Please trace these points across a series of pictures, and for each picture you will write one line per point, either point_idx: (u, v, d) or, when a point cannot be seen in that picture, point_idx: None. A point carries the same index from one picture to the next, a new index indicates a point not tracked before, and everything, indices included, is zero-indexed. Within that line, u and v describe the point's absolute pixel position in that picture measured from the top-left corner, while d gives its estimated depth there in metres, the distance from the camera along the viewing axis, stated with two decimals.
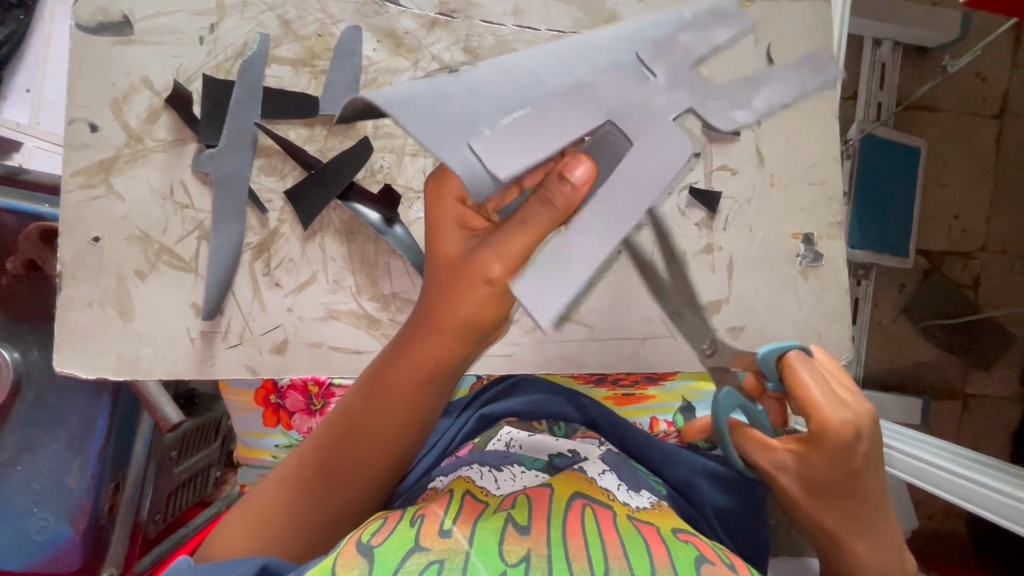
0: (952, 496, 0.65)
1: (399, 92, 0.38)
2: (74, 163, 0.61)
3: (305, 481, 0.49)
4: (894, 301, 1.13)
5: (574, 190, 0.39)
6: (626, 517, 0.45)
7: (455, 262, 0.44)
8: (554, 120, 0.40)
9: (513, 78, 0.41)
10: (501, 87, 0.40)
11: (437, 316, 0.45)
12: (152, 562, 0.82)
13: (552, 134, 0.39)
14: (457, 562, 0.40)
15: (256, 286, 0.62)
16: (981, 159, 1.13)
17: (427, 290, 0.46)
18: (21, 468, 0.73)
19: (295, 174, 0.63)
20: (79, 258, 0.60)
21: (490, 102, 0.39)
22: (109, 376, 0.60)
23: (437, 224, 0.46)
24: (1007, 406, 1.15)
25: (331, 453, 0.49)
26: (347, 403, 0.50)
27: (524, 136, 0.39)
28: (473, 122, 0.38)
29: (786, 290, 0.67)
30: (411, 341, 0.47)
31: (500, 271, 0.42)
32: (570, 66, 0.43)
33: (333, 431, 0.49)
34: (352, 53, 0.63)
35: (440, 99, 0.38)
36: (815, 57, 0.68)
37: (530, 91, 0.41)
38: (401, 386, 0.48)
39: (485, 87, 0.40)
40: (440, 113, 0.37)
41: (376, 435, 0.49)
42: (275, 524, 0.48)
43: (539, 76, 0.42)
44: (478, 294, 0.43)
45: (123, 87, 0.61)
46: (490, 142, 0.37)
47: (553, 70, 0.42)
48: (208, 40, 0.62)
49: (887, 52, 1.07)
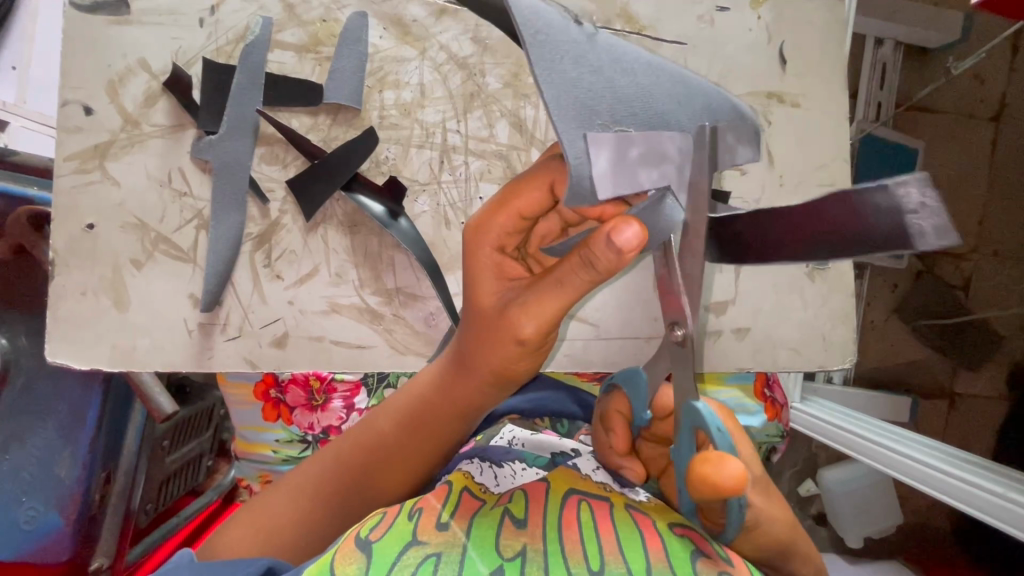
0: (946, 497, 0.68)
1: (575, 69, 0.33)
2: (68, 147, 0.59)
3: (322, 495, 0.48)
4: (886, 301, 1.15)
5: (618, 256, 0.34)
6: (624, 507, 0.43)
7: (488, 313, 0.41)
8: (647, 157, 0.35)
9: (577, 80, 0.33)
10: (631, 93, 0.35)
11: (479, 358, 0.44)
12: (143, 552, 0.81)
13: (638, 165, 0.34)
14: (454, 556, 0.39)
15: (257, 277, 0.61)
16: (978, 161, 1.14)
17: (467, 335, 0.44)
18: (10, 456, 0.71)
19: (297, 164, 0.61)
20: (72, 245, 0.58)
21: (603, 99, 0.33)
22: (105, 367, 0.59)
23: (470, 269, 0.42)
24: (990, 406, 1.13)
25: (354, 479, 0.48)
26: (373, 426, 0.49)
27: (631, 159, 0.34)
28: (592, 115, 0.33)
29: (792, 291, 0.67)
30: (447, 380, 0.47)
31: (532, 331, 0.39)
32: (606, 71, 0.34)
33: (355, 458, 0.49)
34: (359, 40, 0.61)
35: (587, 93, 0.33)
36: (828, 56, 0.67)
37: (636, 108, 0.35)
38: (438, 419, 0.48)
39: (580, 91, 0.33)
40: (570, 76, 0.32)
41: (398, 463, 0.49)
42: (287, 536, 0.47)
43: (660, 96, 0.36)
44: (511, 350, 0.41)
45: (119, 69, 0.59)
46: (603, 142, 0.33)
47: (598, 63, 0.34)
48: (209, 22, 0.60)
49: (889, 51, 1.08)
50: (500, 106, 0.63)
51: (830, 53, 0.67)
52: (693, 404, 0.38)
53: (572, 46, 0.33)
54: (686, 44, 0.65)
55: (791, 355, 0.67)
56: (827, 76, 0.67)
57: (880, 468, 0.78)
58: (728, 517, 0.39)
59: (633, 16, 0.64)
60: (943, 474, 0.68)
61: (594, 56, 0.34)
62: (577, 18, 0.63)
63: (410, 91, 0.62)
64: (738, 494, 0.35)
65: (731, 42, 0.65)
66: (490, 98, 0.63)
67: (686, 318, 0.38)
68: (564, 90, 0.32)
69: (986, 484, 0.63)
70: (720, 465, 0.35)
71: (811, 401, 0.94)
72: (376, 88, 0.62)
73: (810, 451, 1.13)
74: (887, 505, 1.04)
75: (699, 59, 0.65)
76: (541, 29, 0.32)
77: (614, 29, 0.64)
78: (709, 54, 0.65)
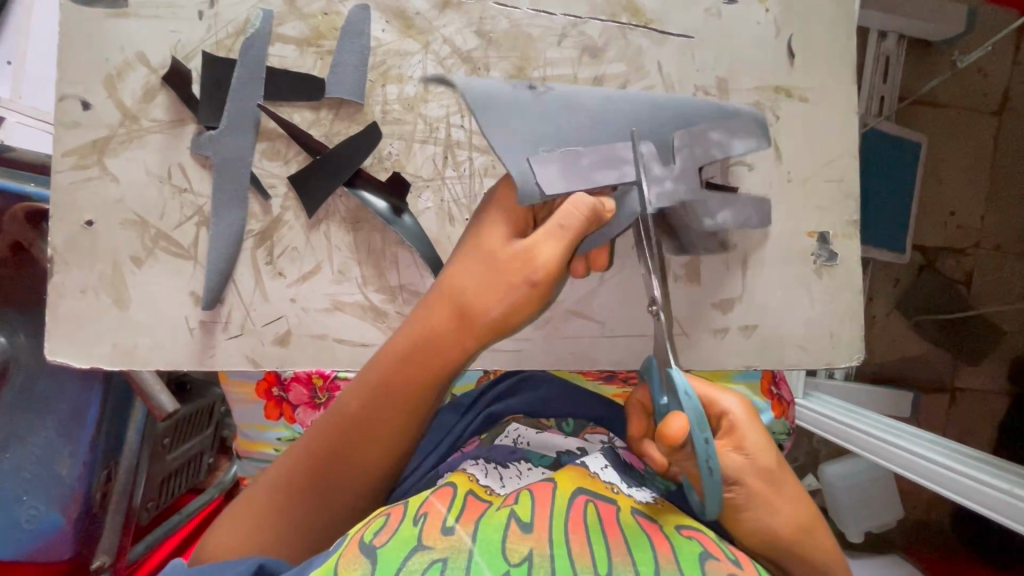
0: (952, 495, 0.67)
1: (534, 126, 0.51)
2: (66, 143, 0.58)
3: (299, 485, 0.47)
4: (888, 296, 1.14)
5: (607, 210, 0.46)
6: (629, 512, 0.43)
7: (494, 263, 0.46)
8: (597, 162, 0.51)
9: (535, 129, 0.51)
10: (579, 128, 0.52)
11: (467, 311, 0.45)
12: (145, 550, 0.80)
13: (590, 169, 0.50)
14: (460, 562, 0.38)
15: (259, 275, 0.60)
16: (979, 156, 1.13)
17: (455, 289, 0.46)
18: (11, 454, 0.71)
19: (299, 159, 0.60)
20: (72, 242, 0.58)
21: (554, 134, 0.52)
22: (105, 366, 0.59)
23: (489, 226, 0.48)
24: (991, 400, 1.14)
25: (328, 457, 0.47)
26: (343, 400, 0.48)
27: (578, 166, 0.50)
28: (537, 146, 0.51)
29: (799, 288, 0.66)
30: (426, 338, 0.46)
31: (543, 275, 0.44)
32: (560, 115, 0.52)
33: (327, 437, 0.47)
34: (361, 34, 0.60)
35: (540, 137, 0.51)
36: (837, 49, 0.66)
37: (589, 136, 0.52)
38: (411, 379, 0.47)
39: (535, 135, 0.51)
40: (522, 126, 0.51)
41: (371, 436, 0.47)
42: (270, 525, 0.46)
43: (612, 120, 0.53)
44: (512, 295, 0.45)
45: (117, 63, 0.58)
46: (543, 160, 0.49)
47: (558, 110, 0.53)
48: (208, 15, 0.59)
49: (893, 44, 1.07)
50: None
51: (839, 47, 0.66)
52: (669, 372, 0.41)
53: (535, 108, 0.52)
54: (693, 37, 0.64)
55: (799, 352, 0.66)
56: (835, 70, 0.66)
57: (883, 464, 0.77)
58: (708, 484, 0.38)
59: (640, 9, 0.63)
60: (949, 470, 0.67)
61: (555, 107, 0.53)
62: (583, 11, 0.63)
63: (413, 86, 0.61)
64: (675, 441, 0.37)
65: (738, 36, 0.64)
66: None
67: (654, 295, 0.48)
68: (520, 137, 0.51)
69: (993, 481, 0.62)
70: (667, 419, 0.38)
71: (813, 397, 0.94)
72: (378, 82, 0.61)
73: (813, 446, 1.12)
74: (886, 501, 1.04)
75: (707, 52, 0.64)
76: (503, 100, 0.51)
77: (620, 22, 0.63)
78: (716, 48, 0.64)
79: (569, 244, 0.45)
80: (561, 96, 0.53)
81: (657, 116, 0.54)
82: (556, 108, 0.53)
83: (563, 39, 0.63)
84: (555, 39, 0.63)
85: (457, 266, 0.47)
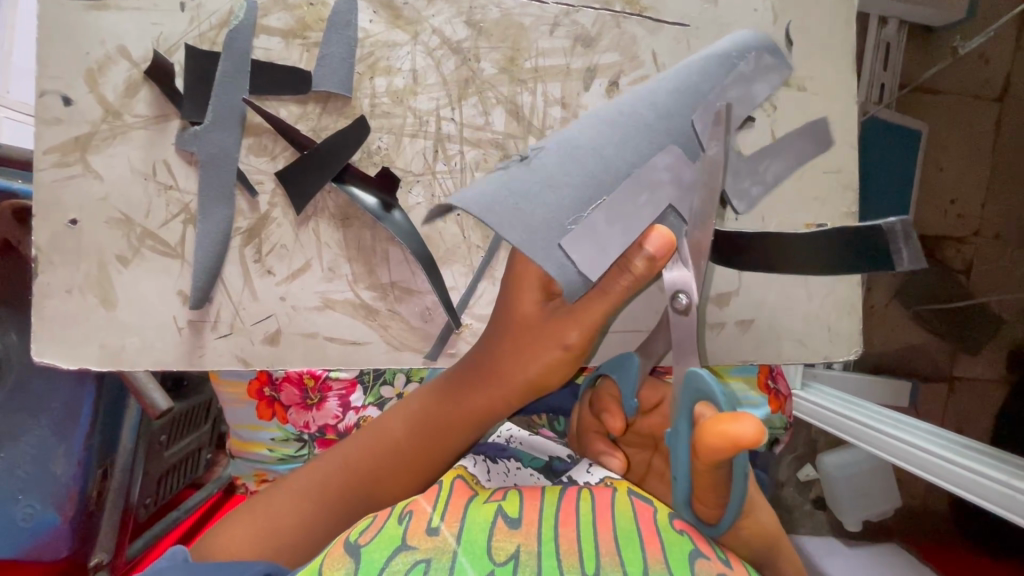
0: (952, 488, 0.66)
1: (548, 207, 0.43)
2: (47, 139, 0.56)
3: (323, 504, 0.47)
4: (887, 286, 1.14)
5: (651, 263, 0.41)
6: (626, 493, 0.43)
7: (533, 322, 0.45)
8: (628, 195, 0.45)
9: (545, 203, 0.43)
10: (590, 178, 0.45)
11: (506, 370, 0.46)
12: (145, 545, 0.80)
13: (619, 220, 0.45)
14: (444, 562, 0.37)
15: (247, 273, 0.59)
16: (980, 143, 1.12)
17: (497, 342, 0.47)
18: (5, 454, 0.70)
19: (286, 154, 0.59)
20: (55, 241, 0.56)
21: (565, 197, 0.44)
22: (93, 367, 0.58)
23: (518, 280, 0.46)
24: (990, 389, 1.11)
25: (362, 486, 0.48)
26: (383, 432, 0.49)
27: (601, 230, 0.44)
28: (558, 224, 0.43)
29: (797, 281, 0.65)
30: (466, 388, 0.48)
31: (578, 338, 0.44)
32: (566, 169, 0.45)
33: (366, 461, 0.48)
34: (348, 25, 0.58)
35: (555, 215, 0.43)
36: (835, 38, 0.65)
37: (604, 181, 0.45)
38: (446, 429, 0.48)
39: (554, 211, 0.44)
40: (531, 211, 0.43)
41: (404, 473, 0.48)
42: (286, 537, 0.46)
43: (619, 157, 0.46)
44: (548, 355, 0.45)
45: (97, 57, 0.56)
46: (572, 240, 0.43)
47: (558, 168, 0.45)
48: (190, 7, 0.57)
49: (893, 31, 1.06)
50: (495, 92, 0.61)
51: (837, 35, 0.65)
52: (697, 374, 0.39)
53: (542, 184, 0.44)
54: (689, 25, 0.62)
55: (795, 346, 0.66)
56: (834, 58, 0.65)
57: (884, 457, 0.76)
58: (732, 490, 0.38)
59: None
60: (949, 462, 0.66)
61: (554, 168, 0.45)
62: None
63: (403, 78, 0.60)
64: (750, 445, 0.33)
65: (736, 25, 0.63)
66: (484, 84, 0.61)
67: (690, 286, 0.43)
68: (535, 223, 0.43)
69: (991, 472, 0.62)
70: (735, 421, 0.33)
71: (812, 390, 0.94)
72: (366, 75, 0.59)
73: (810, 436, 1.13)
74: (885, 490, 1.04)
75: (704, 42, 0.62)
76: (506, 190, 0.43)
77: (614, 10, 0.62)
78: (713, 37, 0.63)
79: (609, 310, 0.43)
80: (558, 150, 0.46)
81: (662, 124, 0.48)
82: (561, 166, 0.45)
83: (555, 28, 0.61)
84: (547, 29, 0.61)
85: (496, 318, 0.48)
